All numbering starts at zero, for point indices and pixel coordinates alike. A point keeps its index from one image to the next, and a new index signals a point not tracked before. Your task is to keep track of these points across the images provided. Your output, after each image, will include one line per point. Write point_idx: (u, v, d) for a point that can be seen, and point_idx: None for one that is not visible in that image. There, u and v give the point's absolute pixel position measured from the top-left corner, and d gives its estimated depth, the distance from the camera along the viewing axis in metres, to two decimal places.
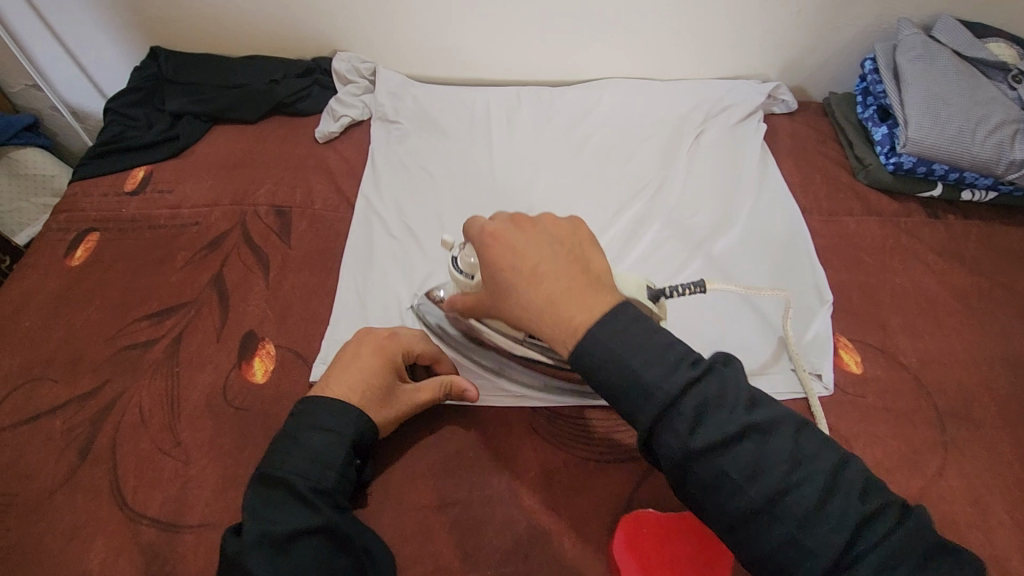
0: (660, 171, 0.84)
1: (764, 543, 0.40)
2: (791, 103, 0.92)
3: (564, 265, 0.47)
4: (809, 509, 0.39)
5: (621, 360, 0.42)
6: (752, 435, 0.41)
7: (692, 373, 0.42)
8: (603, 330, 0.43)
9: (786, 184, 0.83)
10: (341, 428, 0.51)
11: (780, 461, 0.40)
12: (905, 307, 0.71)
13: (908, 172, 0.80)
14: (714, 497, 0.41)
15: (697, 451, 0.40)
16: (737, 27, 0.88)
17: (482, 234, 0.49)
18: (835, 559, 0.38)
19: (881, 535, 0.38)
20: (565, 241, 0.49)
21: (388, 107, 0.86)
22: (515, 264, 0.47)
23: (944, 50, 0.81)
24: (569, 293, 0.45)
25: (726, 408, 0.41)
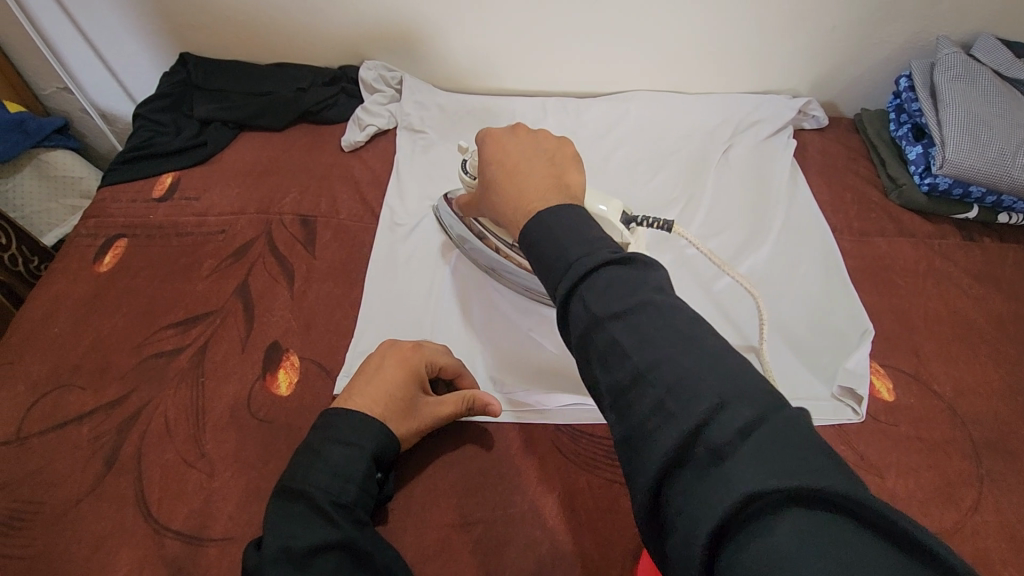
0: (687, 186, 0.82)
1: (637, 418, 0.34)
2: (822, 119, 0.90)
3: (539, 166, 0.53)
4: (687, 376, 0.33)
5: (558, 240, 0.42)
6: (653, 311, 0.36)
7: (611, 255, 0.40)
8: (552, 212, 0.45)
9: (816, 203, 0.81)
10: (362, 441, 0.51)
11: (672, 336, 0.35)
12: (939, 333, 0.69)
13: (943, 193, 0.79)
14: (603, 368, 0.36)
15: (597, 316, 0.37)
16: (769, 41, 0.86)
17: (484, 136, 0.58)
18: (693, 428, 0.31)
19: (747, 416, 0.31)
20: (549, 151, 0.56)
21: (415, 117, 0.86)
22: (502, 160, 0.55)
23: (984, 70, 0.79)
24: (537, 184, 0.52)
25: (635, 284, 0.38)
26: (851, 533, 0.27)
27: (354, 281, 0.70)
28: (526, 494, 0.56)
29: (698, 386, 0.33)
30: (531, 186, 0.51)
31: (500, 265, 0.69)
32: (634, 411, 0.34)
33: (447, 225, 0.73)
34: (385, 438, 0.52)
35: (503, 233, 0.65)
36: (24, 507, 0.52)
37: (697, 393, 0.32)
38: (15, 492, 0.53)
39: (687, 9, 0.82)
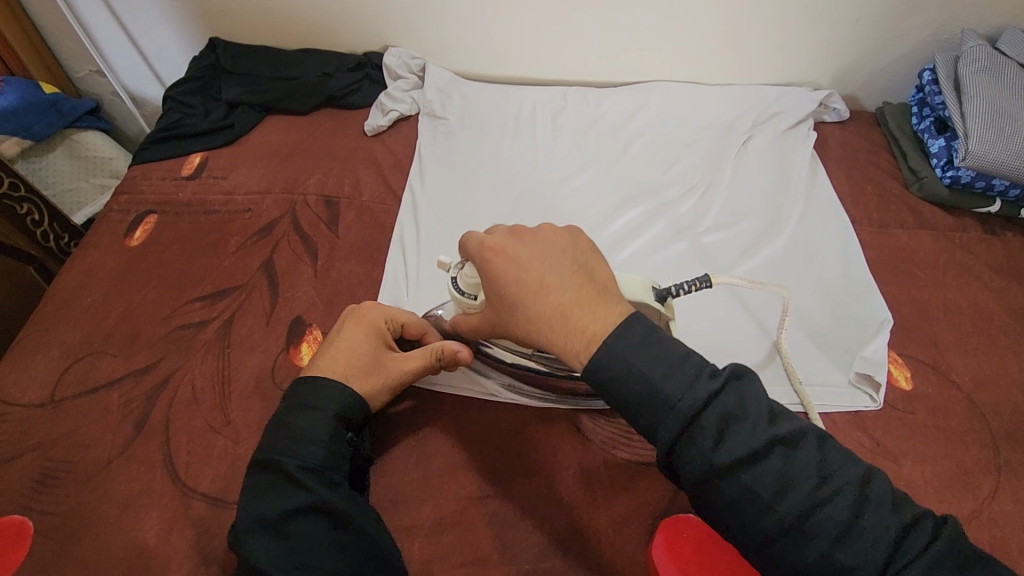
0: (705, 175, 0.83)
1: (798, 562, 0.38)
2: (842, 112, 0.90)
3: (570, 277, 0.46)
4: (841, 521, 0.38)
5: (643, 373, 0.42)
6: (778, 448, 0.40)
7: (712, 386, 0.41)
8: (617, 336, 0.43)
9: (835, 194, 0.81)
10: (325, 405, 0.51)
11: (808, 478, 0.39)
12: (958, 324, 0.69)
13: (965, 186, 0.78)
14: (744, 516, 0.39)
15: (722, 467, 0.39)
16: (791, 33, 0.86)
17: (482, 250, 0.49)
18: (871, 573, 0.37)
19: (917, 548, 0.37)
20: (570, 253, 0.48)
21: (437, 103, 0.87)
22: (521, 278, 0.46)
23: (1009, 63, 0.79)
24: (580, 302, 0.45)
25: (752, 424, 0.40)
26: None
27: (376, 262, 0.71)
28: (541, 471, 0.57)
29: (855, 528, 0.38)
30: (571, 312, 0.45)
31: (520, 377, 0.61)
32: (793, 559, 0.38)
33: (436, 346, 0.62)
34: (349, 399, 0.53)
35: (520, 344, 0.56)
36: (58, 465, 0.54)
37: (859, 537, 0.37)
38: (49, 451, 0.55)
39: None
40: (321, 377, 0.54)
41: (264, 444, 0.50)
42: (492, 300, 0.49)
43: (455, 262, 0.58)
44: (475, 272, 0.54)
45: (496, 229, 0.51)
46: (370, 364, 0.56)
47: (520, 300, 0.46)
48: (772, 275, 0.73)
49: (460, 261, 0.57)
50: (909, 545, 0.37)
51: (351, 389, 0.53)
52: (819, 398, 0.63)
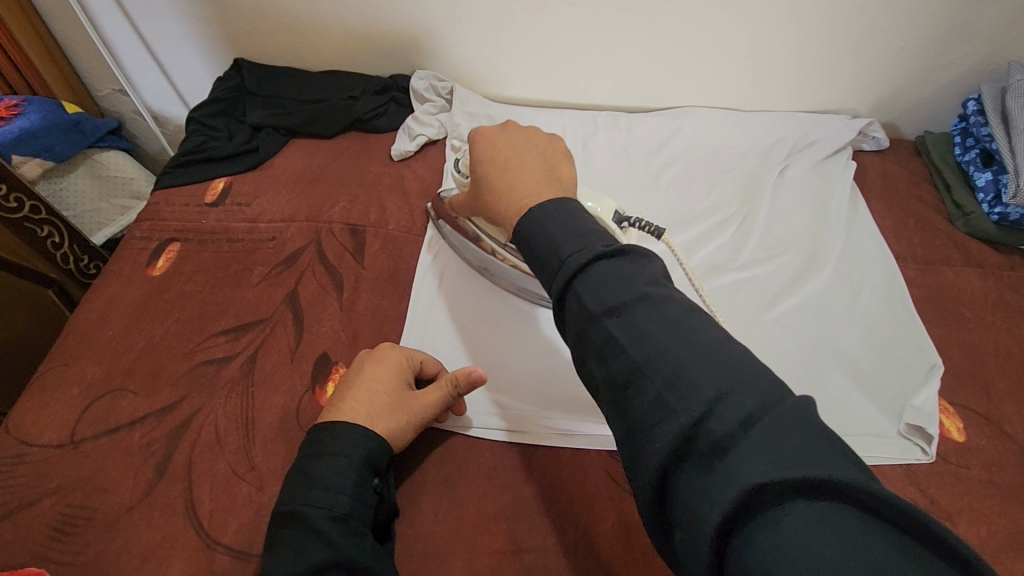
0: (742, 205, 0.80)
1: (636, 410, 0.35)
2: (882, 141, 0.87)
3: (534, 162, 0.53)
4: (680, 368, 0.34)
5: (550, 236, 0.43)
6: (644, 303, 0.37)
7: (603, 249, 0.41)
8: (553, 201, 0.46)
9: (877, 227, 0.78)
10: (349, 450, 0.50)
11: (663, 331, 0.36)
12: (1010, 371, 0.66)
13: (1014, 223, 0.75)
14: (604, 363, 0.38)
15: (592, 314, 0.38)
16: (831, 60, 0.84)
17: (474, 133, 0.57)
18: (691, 422, 0.32)
19: (752, 405, 0.31)
20: (541, 152, 0.55)
21: (464, 128, 0.85)
22: (492, 156, 0.54)
23: None
24: (530, 180, 0.51)
25: (626, 278, 0.39)
26: (847, 521, 0.27)
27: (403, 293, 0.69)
28: (576, 519, 0.54)
29: (689, 378, 0.34)
30: (523, 184, 0.50)
31: (492, 264, 0.70)
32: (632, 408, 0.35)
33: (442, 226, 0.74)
34: (371, 442, 0.51)
35: (495, 233, 0.65)
36: (77, 512, 0.52)
37: (690, 387, 0.33)
38: (68, 496, 0.53)
39: (749, 24, 0.80)
40: (352, 423, 0.52)
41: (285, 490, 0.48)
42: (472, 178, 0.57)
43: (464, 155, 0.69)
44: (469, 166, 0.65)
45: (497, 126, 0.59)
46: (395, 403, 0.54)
47: (485, 177, 0.54)
48: (815, 313, 0.70)
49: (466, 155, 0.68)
50: (738, 400, 0.32)
51: (372, 432, 0.51)
52: (869, 449, 0.60)
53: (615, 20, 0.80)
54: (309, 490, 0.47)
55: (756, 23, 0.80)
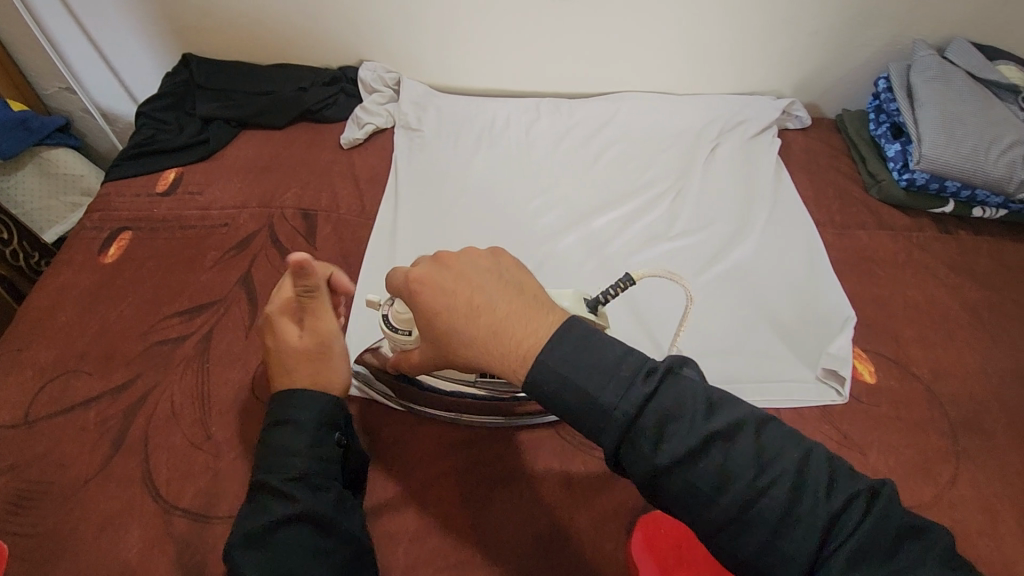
0: (677, 181, 0.85)
1: (744, 549, 0.38)
2: (804, 119, 0.94)
3: (499, 294, 0.45)
4: (782, 510, 0.37)
5: (580, 382, 0.40)
6: (717, 442, 0.39)
7: (647, 389, 0.40)
8: (560, 357, 0.41)
9: (799, 197, 0.85)
10: (305, 419, 0.50)
11: (750, 472, 0.38)
12: (917, 320, 0.73)
13: (920, 188, 0.82)
14: (690, 511, 0.38)
15: (665, 469, 0.38)
16: (754, 44, 0.90)
17: (405, 283, 0.47)
18: (810, 558, 0.36)
19: (858, 523, 0.36)
20: (494, 272, 0.46)
21: (412, 116, 0.88)
22: (443, 305, 0.45)
23: (958, 72, 0.81)
24: (513, 323, 0.43)
25: (688, 421, 0.39)
26: None
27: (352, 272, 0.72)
28: (517, 466, 0.58)
29: (792, 515, 0.37)
30: (505, 340, 0.43)
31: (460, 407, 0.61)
32: (740, 548, 0.38)
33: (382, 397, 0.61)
34: (324, 405, 0.51)
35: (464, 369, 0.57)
36: (33, 487, 0.54)
37: (799, 525, 0.36)
38: (23, 473, 0.54)
39: (675, 10, 0.85)
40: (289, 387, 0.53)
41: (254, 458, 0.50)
42: (429, 331, 0.47)
43: (385, 300, 0.59)
44: (405, 307, 0.55)
45: (422, 260, 0.49)
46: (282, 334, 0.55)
47: (446, 328, 0.45)
48: (743, 276, 0.75)
49: (388, 299, 0.58)
50: (843, 527, 0.36)
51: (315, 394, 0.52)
52: (789, 392, 0.65)
53: (550, 8, 0.85)
54: (270, 452, 0.49)
55: (681, 8, 0.85)
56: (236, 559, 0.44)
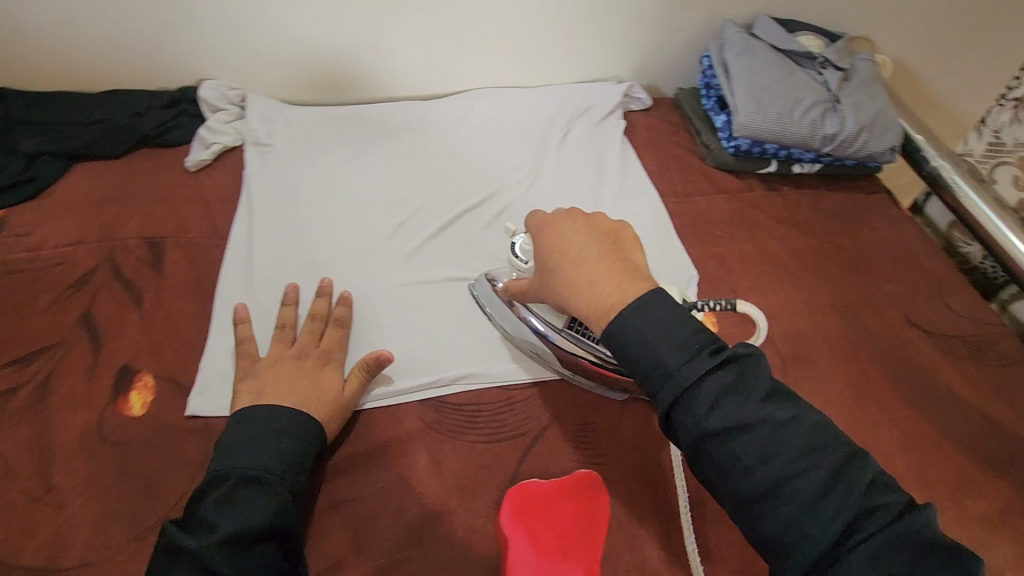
0: (532, 169, 0.90)
1: (769, 524, 0.44)
2: (646, 100, 1.01)
3: (607, 255, 0.54)
4: (813, 493, 0.43)
5: (647, 344, 0.48)
6: (770, 423, 0.45)
7: (710, 360, 0.46)
8: (640, 313, 0.49)
9: (644, 172, 0.91)
10: (305, 435, 0.55)
11: (790, 457, 0.44)
12: (751, 271, 0.80)
13: (746, 153, 0.90)
14: (727, 478, 0.45)
15: (713, 433, 0.45)
16: (587, 34, 0.96)
17: (539, 224, 0.58)
18: (830, 543, 0.41)
19: (883, 524, 0.41)
20: (607, 239, 0.56)
21: (261, 131, 0.87)
22: (564, 246, 0.55)
23: (762, 45, 0.89)
24: (609, 274, 0.53)
25: (746, 396, 0.46)
26: None
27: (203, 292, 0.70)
28: (392, 454, 0.60)
29: (822, 503, 0.42)
30: (608, 278, 0.52)
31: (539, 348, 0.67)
32: (767, 522, 0.44)
33: (487, 305, 0.72)
34: (314, 432, 0.56)
35: (557, 314, 0.63)
36: None
37: (827, 510, 0.42)
38: None
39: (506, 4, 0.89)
40: (258, 402, 0.56)
41: (235, 461, 0.51)
42: (540, 269, 0.57)
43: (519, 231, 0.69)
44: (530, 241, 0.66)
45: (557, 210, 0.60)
46: (308, 343, 0.64)
47: (560, 265, 0.55)
48: None
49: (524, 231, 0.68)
50: (869, 524, 0.41)
51: (296, 412, 0.56)
52: None
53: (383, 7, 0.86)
54: (258, 457, 0.51)
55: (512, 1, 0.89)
56: (220, 557, 0.43)
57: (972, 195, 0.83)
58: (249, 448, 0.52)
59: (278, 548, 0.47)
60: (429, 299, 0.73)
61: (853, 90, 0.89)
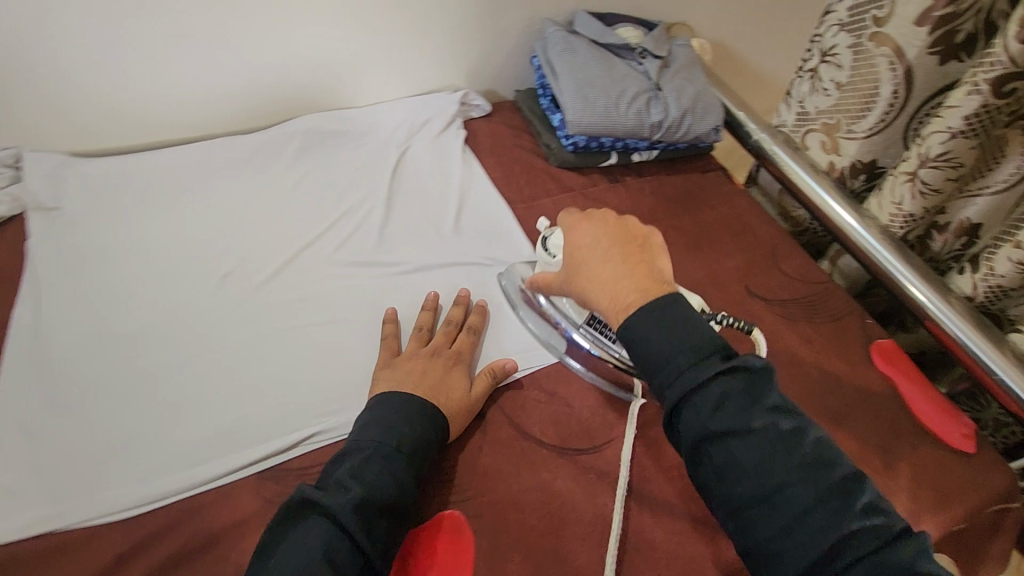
0: (370, 193, 0.84)
1: (762, 528, 0.46)
2: (484, 107, 0.99)
3: (635, 259, 0.59)
4: (811, 503, 0.45)
5: (660, 346, 0.52)
6: (775, 430, 0.48)
7: (721, 366, 0.50)
8: (647, 317, 0.54)
9: (488, 180, 0.89)
10: (437, 417, 0.57)
11: (791, 466, 0.47)
12: None
13: (585, 149, 0.90)
14: (725, 479, 0.48)
15: (715, 433, 0.48)
16: (409, 47, 0.92)
17: (572, 221, 0.64)
18: (822, 554, 0.44)
19: (874, 545, 0.43)
20: (636, 243, 0.61)
21: (44, 192, 0.75)
22: (593, 244, 0.61)
23: (582, 41, 0.90)
24: (632, 276, 0.57)
25: (754, 402, 0.49)
26: None
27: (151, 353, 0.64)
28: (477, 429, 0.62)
29: (816, 514, 0.45)
30: (630, 276, 0.57)
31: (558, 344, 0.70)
32: (762, 526, 0.46)
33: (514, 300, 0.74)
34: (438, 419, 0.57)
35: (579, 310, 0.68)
36: None
37: (823, 521, 0.45)
38: None
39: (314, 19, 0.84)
40: (395, 389, 0.58)
41: (372, 432, 0.54)
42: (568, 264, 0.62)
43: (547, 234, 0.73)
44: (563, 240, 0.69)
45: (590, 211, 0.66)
46: (439, 343, 0.65)
47: (585, 262, 0.60)
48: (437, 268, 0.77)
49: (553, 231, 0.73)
50: (861, 541, 0.44)
51: (428, 402, 0.58)
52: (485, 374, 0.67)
53: (172, 33, 0.77)
54: (398, 428, 0.54)
55: (320, 16, 0.84)
56: (349, 520, 0.46)
57: (789, 162, 0.88)
58: (391, 418, 0.55)
59: (396, 516, 0.50)
60: (262, 354, 0.66)
61: (673, 75, 0.92)
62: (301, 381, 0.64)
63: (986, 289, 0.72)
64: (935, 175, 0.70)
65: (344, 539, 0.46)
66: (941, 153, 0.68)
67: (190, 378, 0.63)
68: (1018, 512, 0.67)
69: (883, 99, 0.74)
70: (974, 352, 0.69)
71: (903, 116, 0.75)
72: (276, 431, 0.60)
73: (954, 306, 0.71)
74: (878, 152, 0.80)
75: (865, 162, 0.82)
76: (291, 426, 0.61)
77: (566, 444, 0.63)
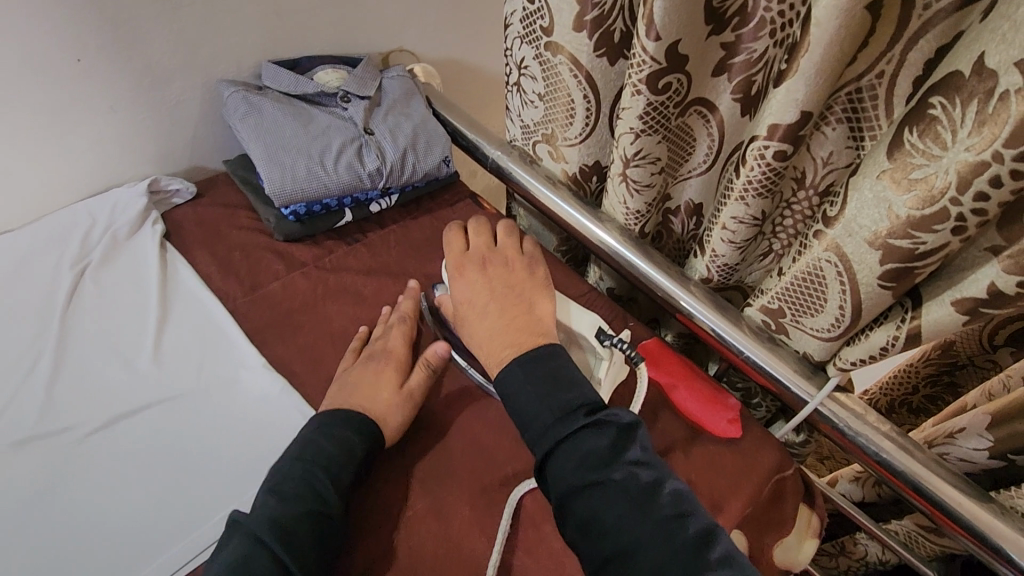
0: (36, 337, 0.67)
1: None
2: (187, 189, 0.84)
3: (514, 303, 0.61)
4: (661, 562, 0.45)
5: (528, 401, 0.53)
6: (640, 485, 0.48)
7: (586, 420, 0.51)
8: (519, 366, 0.55)
9: (197, 279, 0.75)
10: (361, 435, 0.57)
11: (647, 524, 0.47)
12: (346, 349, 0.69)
13: (310, 215, 0.79)
14: (588, 534, 0.48)
15: (580, 488, 0.48)
16: (57, 146, 0.75)
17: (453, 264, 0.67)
18: None
19: None
20: (516, 286, 0.63)
21: None
22: (476, 288, 0.63)
23: (269, 98, 0.79)
24: (514, 321, 0.59)
25: (614, 456, 0.49)
26: None
27: (111, 443, 0.61)
28: None
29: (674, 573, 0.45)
30: (510, 322, 0.59)
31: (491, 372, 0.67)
32: None
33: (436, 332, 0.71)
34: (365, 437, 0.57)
35: None
36: None
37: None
38: None
39: None
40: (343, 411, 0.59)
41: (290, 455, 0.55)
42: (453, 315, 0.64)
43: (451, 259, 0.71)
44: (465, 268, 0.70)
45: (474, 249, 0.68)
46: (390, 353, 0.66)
47: (467, 311, 0.62)
48: (130, 416, 0.63)
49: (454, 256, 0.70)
50: None
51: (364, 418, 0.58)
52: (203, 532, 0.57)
53: None
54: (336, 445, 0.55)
55: None
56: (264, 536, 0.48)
57: (526, 178, 0.84)
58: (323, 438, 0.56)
59: (321, 527, 0.50)
60: None
61: (385, 113, 0.84)
62: (236, 443, 0.62)
63: (717, 270, 0.71)
64: (641, 173, 0.69)
65: (262, 551, 0.47)
66: (636, 152, 0.67)
67: (157, 452, 0.61)
68: (793, 479, 0.66)
69: (579, 105, 0.73)
70: (721, 337, 0.68)
71: (604, 116, 0.74)
72: (222, 502, 0.59)
73: (694, 294, 0.71)
74: (598, 153, 0.79)
75: (591, 165, 0.81)
76: (208, 514, 0.58)
77: (360, 540, 0.56)
